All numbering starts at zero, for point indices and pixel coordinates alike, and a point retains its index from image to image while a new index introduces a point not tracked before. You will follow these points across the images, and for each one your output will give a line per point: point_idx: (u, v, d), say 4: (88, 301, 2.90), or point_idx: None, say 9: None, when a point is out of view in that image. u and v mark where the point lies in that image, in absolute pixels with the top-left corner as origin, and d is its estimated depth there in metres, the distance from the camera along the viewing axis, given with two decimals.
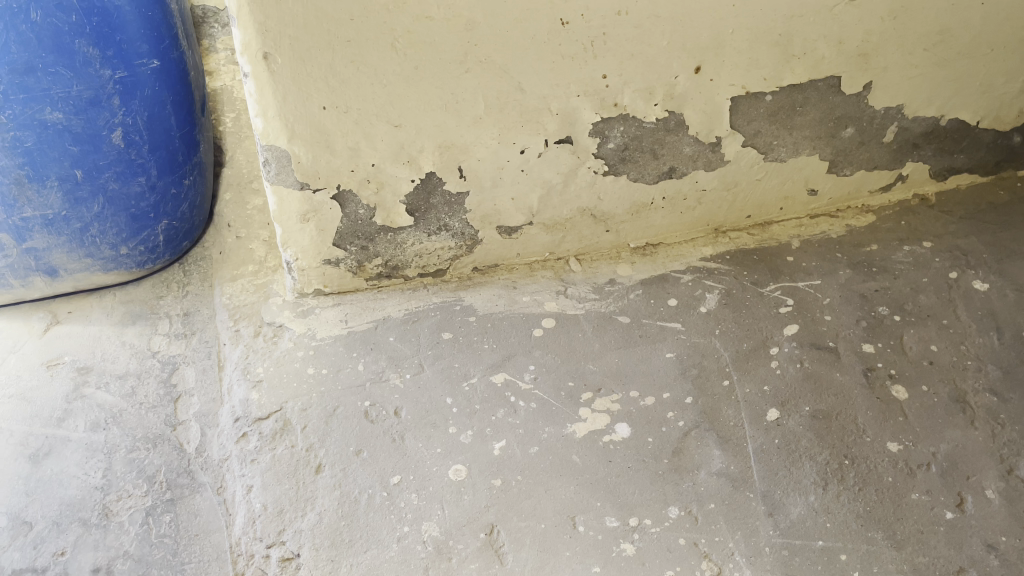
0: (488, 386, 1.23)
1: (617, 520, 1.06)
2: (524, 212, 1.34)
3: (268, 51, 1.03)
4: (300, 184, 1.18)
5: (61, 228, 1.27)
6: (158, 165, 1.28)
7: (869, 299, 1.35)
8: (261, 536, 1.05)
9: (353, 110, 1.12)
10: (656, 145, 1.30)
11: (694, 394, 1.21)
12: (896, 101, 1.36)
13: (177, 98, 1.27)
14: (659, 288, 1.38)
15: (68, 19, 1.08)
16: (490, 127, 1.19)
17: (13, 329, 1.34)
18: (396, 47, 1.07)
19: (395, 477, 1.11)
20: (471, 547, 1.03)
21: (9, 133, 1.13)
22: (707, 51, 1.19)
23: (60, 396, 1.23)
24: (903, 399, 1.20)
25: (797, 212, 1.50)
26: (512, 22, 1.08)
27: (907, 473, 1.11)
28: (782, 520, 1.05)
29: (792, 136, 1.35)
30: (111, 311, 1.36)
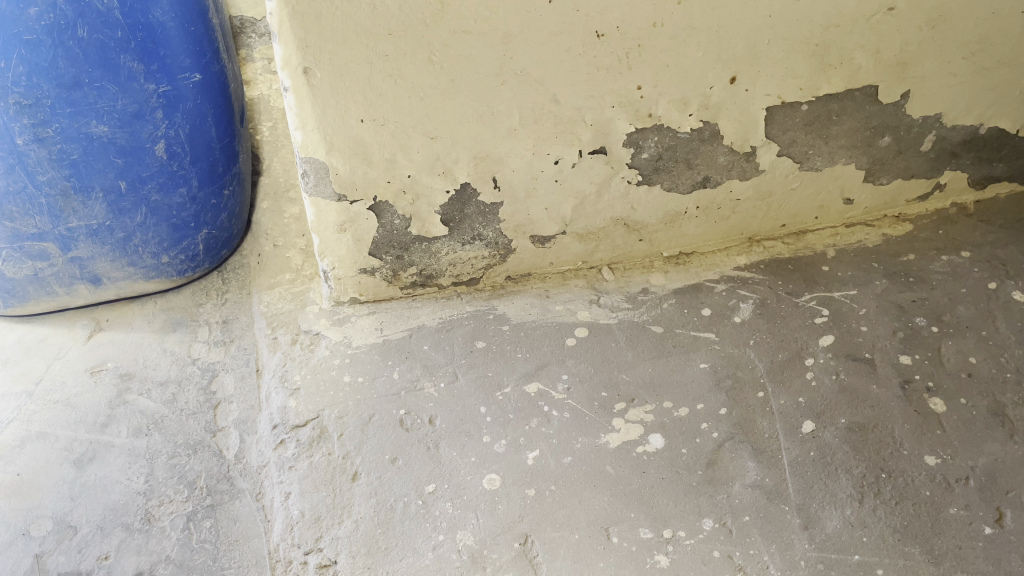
0: (522, 395, 1.24)
1: (651, 532, 1.06)
2: (558, 221, 1.34)
3: (308, 65, 1.05)
4: (337, 195, 1.20)
5: (105, 238, 1.30)
6: (199, 176, 1.31)
7: (906, 310, 1.34)
8: (299, 543, 1.07)
9: (390, 123, 1.13)
10: (691, 155, 1.30)
11: (728, 405, 1.21)
12: (934, 110, 1.34)
13: (218, 110, 1.30)
14: (693, 297, 1.38)
15: (114, 34, 1.10)
16: (525, 138, 1.20)
17: (58, 335, 1.37)
18: (433, 61, 1.08)
19: (430, 486, 1.12)
20: (506, 556, 1.04)
21: (56, 146, 1.16)
22: (742, 62, 1.19)
23: (103, 402, 1.26)
24: (941, 411, 1.19)
25: (832, 221, 1.49)
26: (548, 35, 1.09)
27: (944, 487, 1.09)
28: (817, 534, 1.05)
29: (828, 145, 1.34)
30: (152, 319, 1.39)
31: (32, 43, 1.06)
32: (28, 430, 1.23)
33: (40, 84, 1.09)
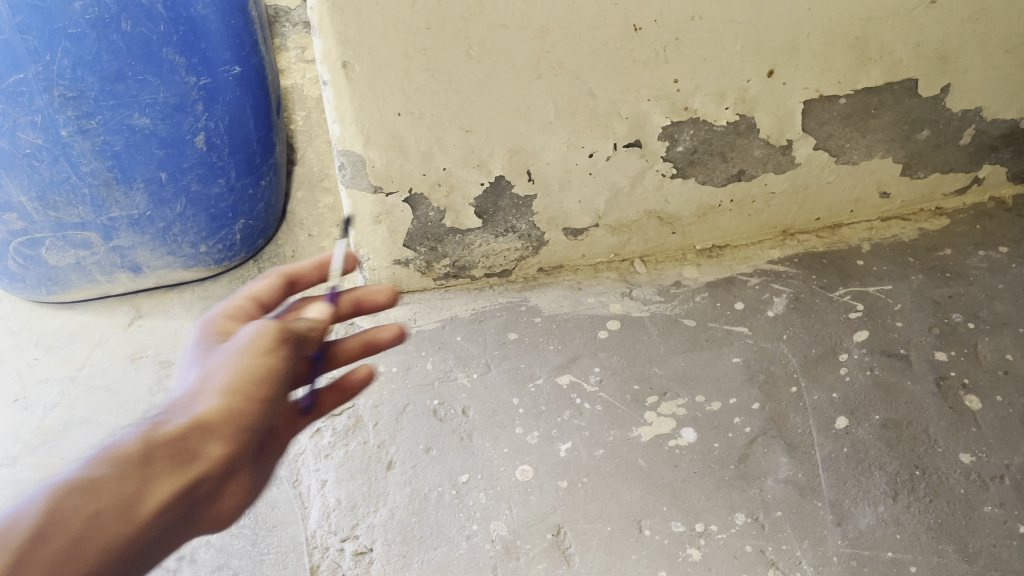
0: (554, 387, 1.25)
1: (683, 525, 1.07)
2: (591, 214, 1.35)
3: (347, 60, 1.06)
4: (373, 187, 1.21)
5: (146, 228, 1.33)
6: (237, 167, 1.33)
7: (942, 306, 1.33)
8: (335, 530, 1.09)
9: (427, 116, 1.14)
10: (726, 149, 1.29)
11: (761, 400, 1.21)
12: (975, 103, 1.32)
13: (256, 103, 1.31)
14: (726, 291, 1.38)
15: (157, 28, 1.11)
16: (561, 132, 1.20)
17: (99, 322, 1.43)
18: (471, 55, 1.08)
19: (464, 475, 1.14)
20: (539, 546, 1.05)
21: (100, 138, 1.18)
22: (780, 55, 1.18)
23: (144, 389, 1.30)
24: (977, 408, 1.18)
25: (868, 215, 1.48)
26: (586, 30, 1.08)
27: (979, 486, 1.09)
28: (850, 530, 1.05)
29: (865, 139, 1.33)
30: (190, 307, 1.43)
31: (77, 36, 1.07)
32: (71, 414, 1.28)
33: (84, 77, 1.11)
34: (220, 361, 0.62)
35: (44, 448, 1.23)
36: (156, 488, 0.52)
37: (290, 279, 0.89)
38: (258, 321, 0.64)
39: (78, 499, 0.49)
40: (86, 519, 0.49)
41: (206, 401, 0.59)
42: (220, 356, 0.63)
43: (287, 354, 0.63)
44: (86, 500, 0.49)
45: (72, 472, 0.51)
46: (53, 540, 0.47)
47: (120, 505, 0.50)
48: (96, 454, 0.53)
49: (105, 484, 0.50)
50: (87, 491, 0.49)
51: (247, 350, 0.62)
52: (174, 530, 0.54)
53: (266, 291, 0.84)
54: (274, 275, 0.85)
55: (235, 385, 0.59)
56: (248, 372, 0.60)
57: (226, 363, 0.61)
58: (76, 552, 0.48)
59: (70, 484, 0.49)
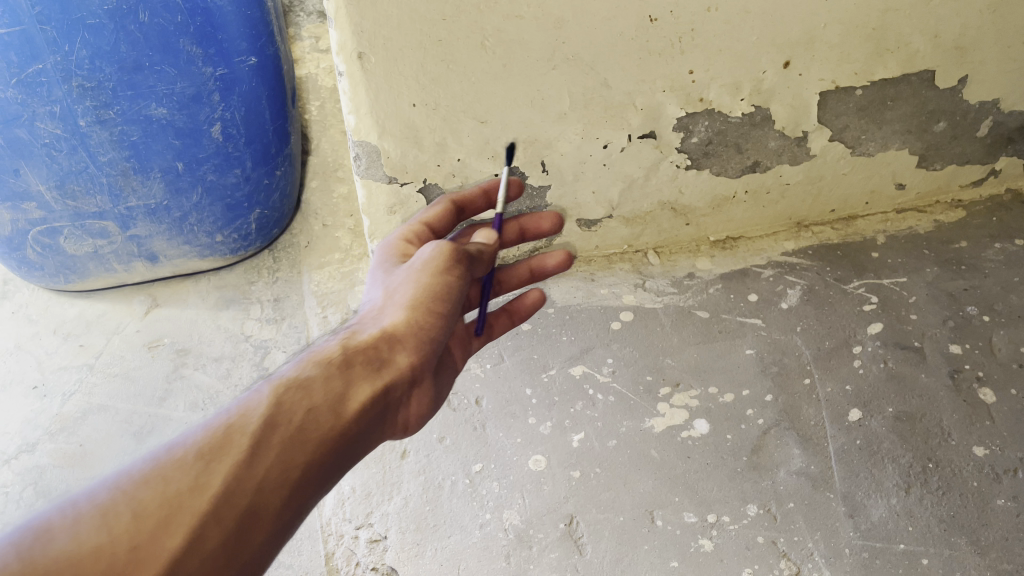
0: (567, 377, 1.25)
1: (695, 516, 1.07)
2: (605, 205, 1.35)
3: (362, 50, 1.05)
4: (388, 178, 1.22)
5: (162, 217, 1.35)
6: (252, 157, 1.33)
7: (957, 299, 1.33)
8: (350, 517, 1.10)
9: (442, 107, 1.13)
10: (741, 140, 1.29)
11: (774, 392, 1.21)
12: (992, 95, 1.31)
13: (273, 93, 1.30)
14: (740, 282, 1.38)
15: (173, 19, 1.11)
16: (575, 123, 1.20)
17: (116, 311, 1.45)
18: (485, 46, 1.07)
19: (477, 465, 1.15)
20: (552, 536, 1.06)
21: (118, 128, 1.20)
22: (797, 46, 1.16)
23: (161, 376, 1.32)
24: (991, 402, 1.18)
25: (883, 206, 1.48)
26: (602, 21, 1.07)
27: (992, 479, 1.09)
28: (862, 522, 1.05)
29: (881, 131, 1.32)
30: (206, 296, 1.45)
31: (95, 27, 1.08)
32: (89, 402, 1.30)
33: (102, 68, 1.12)
34: (403, 275, 0.86)
35: (64, 435, 1.25)
36: (357, 388, 0.75)
37: (458, 206, 1.13)
38: (433, 248, 0.86)
39: (298, 397, 0.71)
40: (300, 415, 0.70)
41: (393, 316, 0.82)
42: (405, 271, 0.87)
43: (450, 276, 0.85)
44: (303, 398, 0.71)
45: (296, 370, 0.74)
46: (280, 429, 0.68)
47: (327, 403, 0.72)
48: (316, 356, 0.76)
49: (317, 387, 0.72)
50: (305, 389, 0.72)
51: (422, 276, 0.84)
52: (375, 415, 0.77)
53: (439, 216, 1.10)
54: (444, 204, 1.11)
55: (414, 304, 0.82)
56: (423, 294, 0.82)
57: (409, 284, 0.84)
58: (298, 436, 0.69)
59: (297, 383, 0.72)
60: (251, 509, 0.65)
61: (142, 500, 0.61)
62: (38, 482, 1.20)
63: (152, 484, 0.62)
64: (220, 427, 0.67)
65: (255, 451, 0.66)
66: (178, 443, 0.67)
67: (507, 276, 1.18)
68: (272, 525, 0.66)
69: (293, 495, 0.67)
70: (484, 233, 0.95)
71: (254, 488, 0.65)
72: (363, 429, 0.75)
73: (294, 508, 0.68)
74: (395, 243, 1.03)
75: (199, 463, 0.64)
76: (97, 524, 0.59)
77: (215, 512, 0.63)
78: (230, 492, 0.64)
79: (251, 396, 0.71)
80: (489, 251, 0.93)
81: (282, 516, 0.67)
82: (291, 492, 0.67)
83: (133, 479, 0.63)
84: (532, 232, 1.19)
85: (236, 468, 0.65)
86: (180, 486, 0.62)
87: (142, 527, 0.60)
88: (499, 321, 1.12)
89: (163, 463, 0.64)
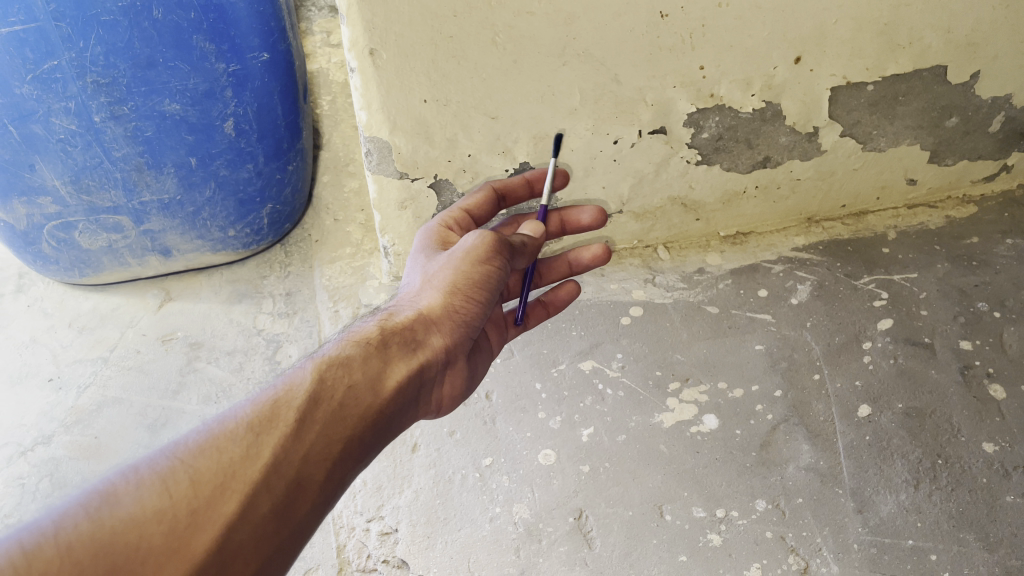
0: (576, 372, 1.26)
1: (704, 511, 1.08)
2: (615, 200, 1.36)
3: (374, 47, 1.05)
4: (399, 173, 1.23)
5: (176, 212, 1.36)
6: (264, 152, 1.34)
7: (968, 294, 1.32)
8: (361, 510, 1.11)
9: (453, 103, 1.14)
10: (752, 135, 1.29)
11: (784, 387, 1.21)
12: (1005, 90, 1.30)
13: (284, 88, 1.31)
14: (750, 278, 1.38)
15: (187, 15, 1.12)
16: (585, 118, 1.20)
17: (131, 304, 1.46)
18: (496, 42, 1.07)
19: (487, 459, 1.16)
20: (561, 530, 1.07)
21: (132, 123, 1.21)
22: (808, 42, 1.16)
23: (174, 370, 1.33)
24: (1001, 398, 1.18)
25: (894, 202, 1.48)
26: (612, 17, 1.07)
27: (1001, 475, 1.09)
28: (871, 518, 1.05)
29: (893, 126, 1.32)
30: (219, 290, 1.47)
31: (110, 24, 1.09)
32: (104, 395, 1.31)
33: (116, 64, 1.13)
34: (442, 261, 0.90)
35: (79, 427, 1.27)
36: (394, 368, 0.80)
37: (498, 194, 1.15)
38: (475, 236, 0.90)
39: (340, 374, 0.76)
40: (343, 391, 0.76)
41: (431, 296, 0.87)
42: (445, 258, 0.91)
43: (492, 264, 0.88)
44: (344, 375, 0.77)
45: (336, 350, 0.79)
46: (324, 404, 0.74)
47: (368, 381, 0.78)
48: (356, 337, 0.81)
49: (357, 365, 0.78)
50: (346, 367, 0.77)
51: (462, 262, 0.88)
52: (411, 392, 0.83)
53: (481, 203, 1.12)
54: (487, 190, 1.13)
55: (451, 289, 0.87)
56: (463, 281, 0.87)
57: (447, 270, 0.88)
58: (340, 412, 0.75)
59: (339, 362, 0.77)
60: (297, 480, 0.70)
61: (199, 468, 0.66)
62: (53, 473, 1.21)
63: (208, 454, 0.68)
64: (269, 400, 0.73)
65: (302, 425, 0.72)
66: (228, 416, 0.72)
67: (544, 270, 1.21)
68: (315, 495, 0.72)
69: (337, 465, 0.73)
70: (532, 225, 0.99)
71: (300, 459, 0.70)
72: (400, 406, 0.81)
73: (337, 479, 0.74)
74: (435, 230, 1.05)
75: (250, 434, 0.69)
76: (158, 488, 0.64)
77: (266, 481, 0.68)
78: (278, 462, 0.69)
79: (296, 371, 0.76)
80: (534, 244, 0.97)
81: (325, 489, 0.72)
82: (334, 463, 0.73)
83: (191, 448, 0.68)
84: (571, 225, 1.20)
85: (284, 440, 0.70)
86: (234, 456, 0.68)
87: (201, 491, 0.65)
88: (535, 312, 1.17)
89: (217, 434, 0.69)
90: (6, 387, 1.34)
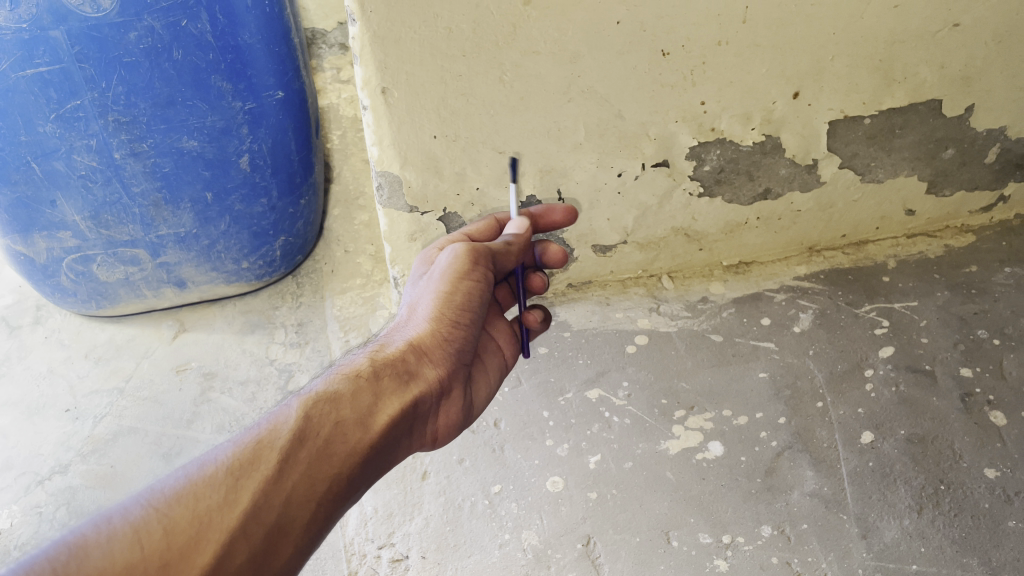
0: (583, 401, 1.28)
1: (710, 537, 1.09)
2: (619, 231, 1.39)
3: (386, 85, 1.09)
4: (409, 207, 1.26)
5: (192, 245, 1.40)
6: (278, 187, 1.38)
7: (968, 322, 1.35)
8: (372, 538, 1.13)
9: (462, 139, 1.17)
10: (752, 168, 1.32)
11: (787, 414, 1.23)
12: (999, 123, 1.34)
13: (298, 125, 1.35)
14: (752, 306, 1.41)
15: (206, 56, 1.16)
16: (590, 152, 1.23)
17: (145, 335, 1.49)
18: (504, 80, 1.11)
19: (496, 486, 1.18)
20: (570, 556, 1.08)
21: (151, 160, 1.25)
22: (806, 78, 1.19)
23: (189, 400, 1.36)
24: (1002, 424, 1.19)
25: (894, 231, 1.51)
26: (616, 55, 1.10)
27: (1003, 500, 1.10)
28: (875, 544, 1.07)
29: (890, 158, 1.35)
30: (232, 321, 1.50)
31: (131, 65, 1.13)
32: (120, 424, 1.34)
33: (137, 103, 1.17)
34: (428, 283, 0.93)
35: (95, 456, 1.29)
36: (385, 403, 0.82)
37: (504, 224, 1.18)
38: (453, 251, 0.93)
39: (326, 411, 0.78)
40: (328, 429, 0.78)
41: (424, 327, 0.89)
42: (431, 280, 0.93)
43: (472, 280, 0.91)
44: (330, 413, 0.78)
45: (323, 386, 0.81)
46: (309, 443, 0.76)
47: (355, 417, 0.79)
48: (344, 370, 0.83)
49: (344, 402, 0.79)
50: (332, 403, 0.79)
51: (441, 283, 0.91)
52: (403, 426, 0.85)
53: (482, 230, 1.15)
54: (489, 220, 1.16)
55: (441, 319, 0.89)
56: (449, 305, 0.89)
57: (434, 295, 0.90)
58: (325, 450, 0.77)
59: (325, 398, 0.79)
60: (278, 525, 0.72)
61: (174, 517, 0.68)
62: (70, 502, 1.23)
63: (184, 502, 0.69)
64: (250, 443, 0.75)
65: (283, 466, 0.74)
66: (208, 460, 0.74)
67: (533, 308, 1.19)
68: (296, 538, 0.74)
69: (322, 506, 0.75)
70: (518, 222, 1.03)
71: (282, 503, 0.73)
72: (389, 441, 0.83)
73: (322, 519, 0.76)
74: (428, 253, 1.08)
75: (228, 479, 0.71)
76: (131, 540, 0.66)
77: (244, 528, 0.70)
78: (259, 507, 0.71)
79: (281, 411, 0.78)
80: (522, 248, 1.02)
81: (308, 531, 0.75)
82: (318, 504, 0.75)
83: (167, 496, 0.70)
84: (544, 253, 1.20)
85: (265, 485, 0.72)
86: (212, 503, 0.69)
87: (174, 543, 0.66)
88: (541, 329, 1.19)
89: (194, 481, 0.71)
90: (24, 418, 1.37)
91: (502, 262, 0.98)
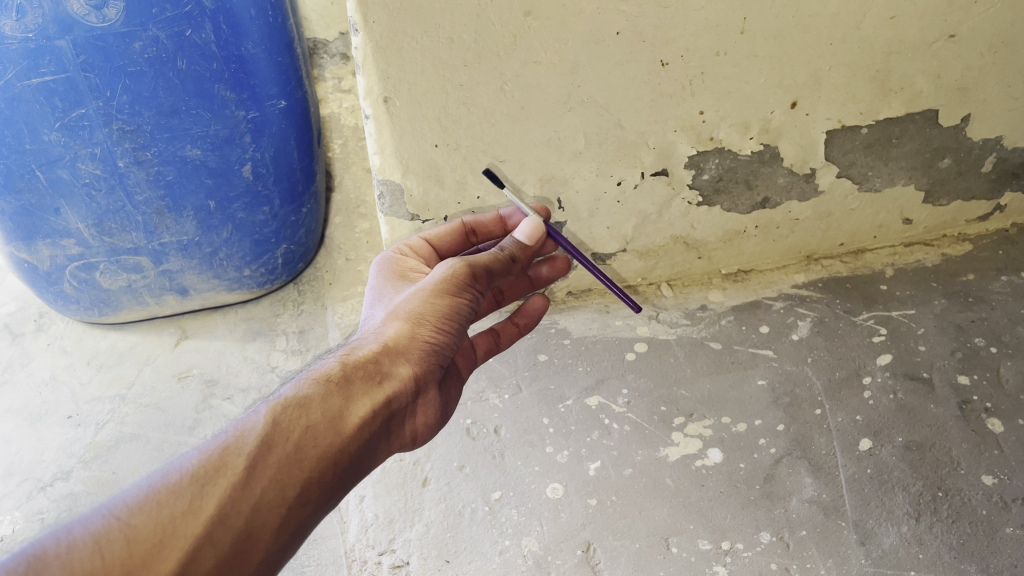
0: (583, 409, 1.29)
1: (709, 543, 1.10)
2: (618, 239, 1.40)
3: (388, 95, 1.10)
4: (411, 214, 1.27)
5: (193, 252, 1.40)
6: (280, 196, 1.39)
7: (965, 330, 1.36)
8: (373, 544, 1.14)
9: (463, 148, 1.18)
10: (751, 177, 1.33)
11: (786, 421, 1.24)
12: (995, 133, 1.35)
13: (299, 134, 1.36)
14: (750, 314, 1.42)
15: (210, 66, 1.17)
16: (589, 161, 1.24)
17: (147, 342, 1.50)
18: (505, 90, 1.12)
19: (496, 493, 1.18)
20: (570, 562, 1.09)
21: (154, 168, 1.26)
22: (803, 88, 1.21)
23: (190, 406, 1.37)
24: (999, 431, 1.20)
25: (891, 240, 1.52)
26: (615, 65, 1.12)
27: (1001, 507, 1.11)
28: (874, 550, 1.07)
29: (887, 167, 1.36)
30: (234, 328, 1.51)
31: (136, 74, 1.14)
32: (122, 430, 1.34)
33: (141, 111, 1.19)
34: (411, 288, 0.92)
35: (97, 462, 1.30)
36: (356, 405, 0.82)
37: (469, 230, 1.16)
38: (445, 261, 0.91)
39: (295, 416, 0.78)
40: (297, 435, 0.77)
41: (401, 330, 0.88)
42: (415, 286, 0.92)
43: (455, 285, 0.90)
44: (299, 418, 0.78)
45: (294, 391, 0.81)
46: (277, 449, 0.76)
47: (326, 421, 0.79)
48: (315, 374, 0.83)
49: (315, 406, 0.79)
50: (302, 409, 0.79)
51: (429, 292, 0.89)
52: (377, 427, 0.84)
53: (445, 236, 1.15)
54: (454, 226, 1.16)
55: (418, 320, 0.88)
56: (430, 310, 0.88)
57: (415, 299, 0.89)
58: (294, 455, 0.77)
59: (295, 403, 0.79)
60: (245, 530, 0.73)
61: (137, 526, 0.69)
62: (72, 508, 1.24)
63: (147, 510, 0.70)
64: (217, 449, 0.75)
65: (249, 474, 0.74)
66: (174, 467, 0.74)
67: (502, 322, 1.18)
68: (266, 542, 0.75)
69: (292, 510, 0.76)
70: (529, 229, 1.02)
71: (248, 508, 0.73)
72: (364, 444, 0.83)
73: (293, 523, 0.77)
74: (391, 256, 1.07)
75: (193, 487, 0.72)
76: (92, 550, 0.66)
77: (209, 535, 0.71)
78: (223, 514, 0.72)
79: (251, 416, 0.79)
80: (522, 255, 1.00)
81: (278, 534, 0.76)
82: (288, 508, 0.76)
83: (131, 504, 0.71)
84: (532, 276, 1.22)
85: (230, 492, 0.73)
86: (176, 511, 0.70)
87: (136, 551, 0.67)
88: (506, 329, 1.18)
89: (158, 489, 0.72)
90: (26, 425, 1.38)
91: (498, 267, 0.96)
